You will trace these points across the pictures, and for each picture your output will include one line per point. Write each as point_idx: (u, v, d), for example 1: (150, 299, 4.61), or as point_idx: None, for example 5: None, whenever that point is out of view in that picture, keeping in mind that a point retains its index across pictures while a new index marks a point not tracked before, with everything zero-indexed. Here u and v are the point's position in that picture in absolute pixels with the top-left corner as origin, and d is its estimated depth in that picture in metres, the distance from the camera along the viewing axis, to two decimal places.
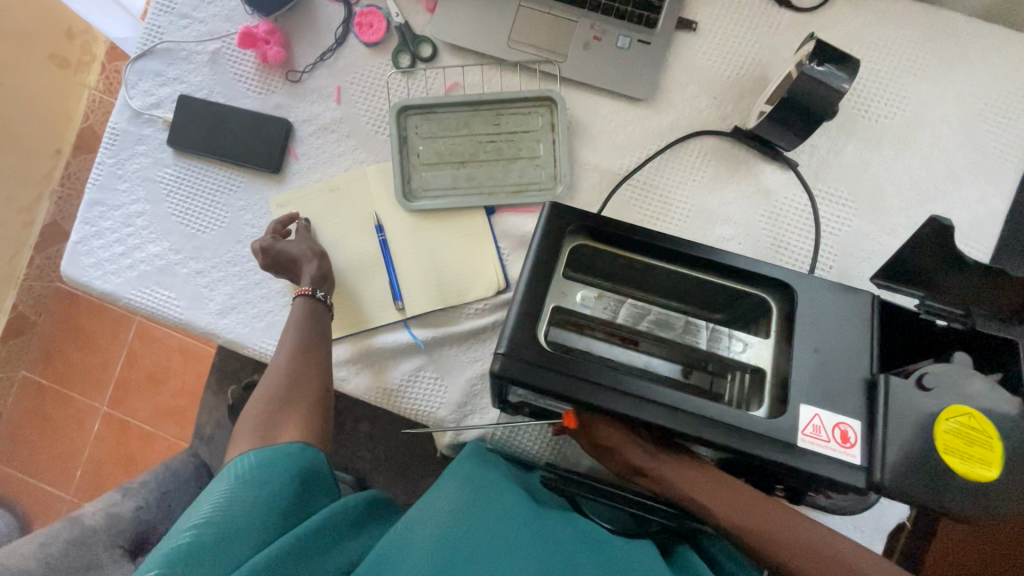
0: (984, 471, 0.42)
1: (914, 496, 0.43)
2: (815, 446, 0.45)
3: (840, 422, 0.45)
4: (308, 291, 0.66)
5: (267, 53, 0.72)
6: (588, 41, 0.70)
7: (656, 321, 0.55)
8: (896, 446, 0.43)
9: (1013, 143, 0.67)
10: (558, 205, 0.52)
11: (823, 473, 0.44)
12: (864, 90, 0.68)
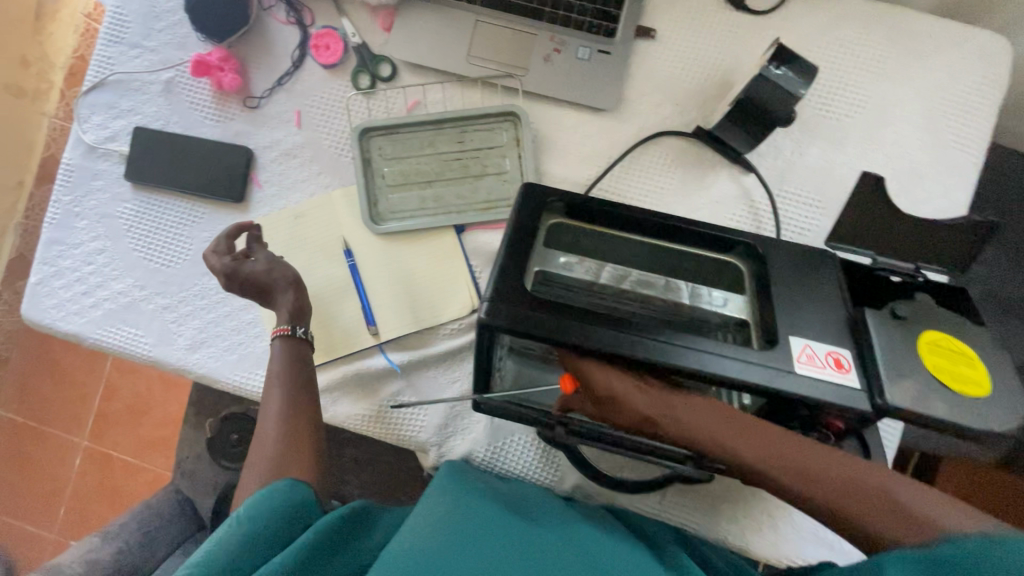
0: (973, 388, 0.42)
1: (921, 413, 0.42)
2: (813, 373, 0.44)
3: (832, 350, 0.45)
4: (288, 329, 0.63)
5: (222, 80, 0.71)
6: (548, 54, 0.69)
7: (639, 281, 0.52)
8: (889, 372, 0.43)
9: (972, 136, 0.68)
10: (531, 183, 0.54)
11: (827, 398, 0.43)
12: (825, 90, 0.69)
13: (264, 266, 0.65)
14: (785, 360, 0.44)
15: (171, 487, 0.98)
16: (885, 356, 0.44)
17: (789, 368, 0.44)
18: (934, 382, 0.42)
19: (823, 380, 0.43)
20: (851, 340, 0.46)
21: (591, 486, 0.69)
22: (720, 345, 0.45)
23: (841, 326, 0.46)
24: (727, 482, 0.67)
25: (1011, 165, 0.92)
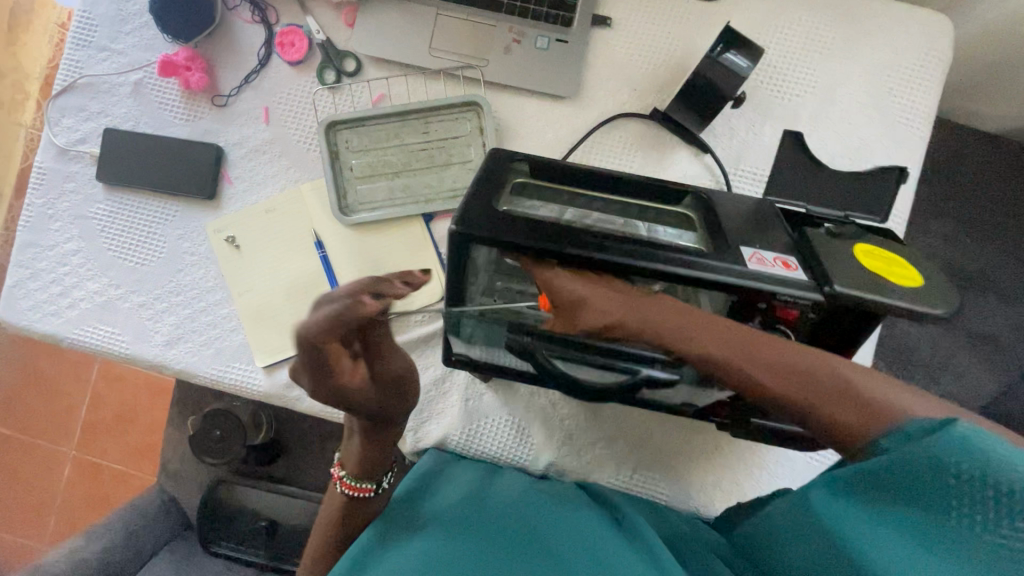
0: (911, 280, 0.44)
1: (870, 295, 0.43)
2: (763, 268, 0.45)
3: (779, 255, 0.47)
4: (372, 491, 0.61)
5: (189, 79, 0.72)
6: (508, 45, 0.71)
7: (598, 218, 0.54)
8: (833, 268, 0.45)
9: (919, 111, 0.70)
10: (498, 149, 0.60)
11: (782, 285, 0.44)
12: (776, 71, 0.71)
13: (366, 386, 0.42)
14: (738, 257, 0.46)
15: (157, 487, 0.98)
16: (831, 263, 0.45)
17: (741, 262, 0.46)
18: (876, 277, 0.44)
19: (775, 274, 0.45)
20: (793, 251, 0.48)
21: (565, 464, 0.71)
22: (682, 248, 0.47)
23: (789, 247, 0.48)
24: (692, 452, 0.70)
25: (967, 141, 0.94)
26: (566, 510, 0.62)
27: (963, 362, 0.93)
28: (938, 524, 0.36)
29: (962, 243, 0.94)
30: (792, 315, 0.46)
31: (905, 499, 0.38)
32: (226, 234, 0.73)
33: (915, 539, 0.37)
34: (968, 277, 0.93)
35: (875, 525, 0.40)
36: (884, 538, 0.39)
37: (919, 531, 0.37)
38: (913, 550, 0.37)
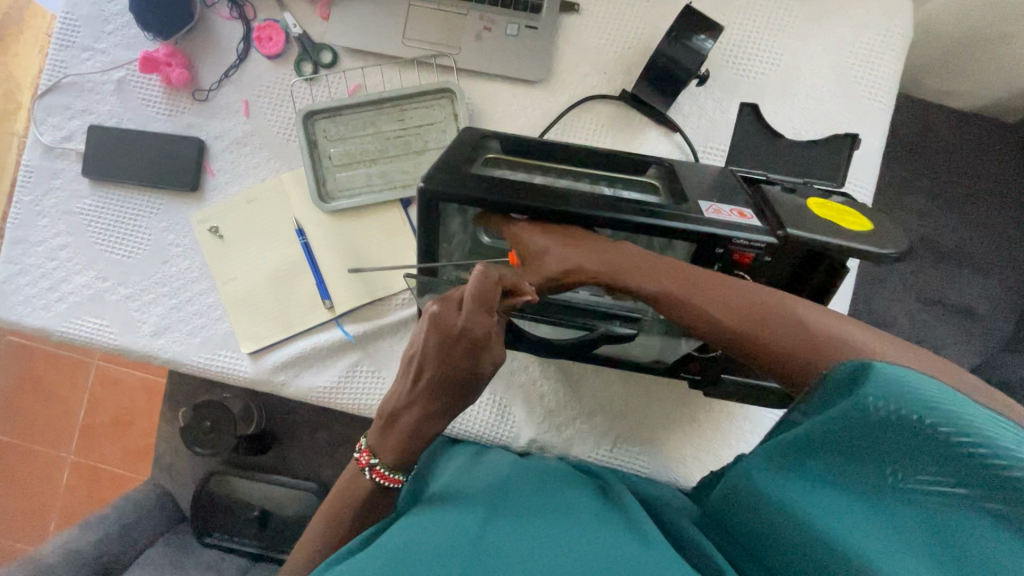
0: (859, 225, 0.47)
1: (820, 235, 0.45)
2: (719, 216, 0.47)
3: (735, 207, 0.49)
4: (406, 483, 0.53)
5: (170, 75, 0.74)
6: (479, 33, 0.73)
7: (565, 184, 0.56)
8: (786, 214, 0.47)
9: (882, 85, 0.72)
10: (471, 128, 0.63)
11: (736, 229, 0.46)
12: (741, 51, 0.73)
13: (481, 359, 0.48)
14: (695, 209, 0.48)
15: (152, 481, 0.99)
16: (783, 211, 0.48)
17: (697, 212, 0.48)
18: (826, 221, 0.46)
19: (729, 220, 0.47)
20: (753, 204, 0.51)
21: (547, 440, 0.72)
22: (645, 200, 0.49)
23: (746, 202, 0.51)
24: (670, 424, 0.71)
25: (938, 118, 0.96)
26: (546, 482, 0.58)
27: (941, 335, 0.95)
28: (863, 479, 0.36)
29: (936, 218, 0.95)
30: (747, 262, 0.48)
31: (834, 456, 0.38)
32: (209, 224, 0.74)
33: (846, 495, 0.37)
34: (943, 252, 0.95)
35: (807, 484, 0.40)
36: (816, 497, 0.39)
37: (847, 489, 0.37)
38: (845, 508, 0.37)
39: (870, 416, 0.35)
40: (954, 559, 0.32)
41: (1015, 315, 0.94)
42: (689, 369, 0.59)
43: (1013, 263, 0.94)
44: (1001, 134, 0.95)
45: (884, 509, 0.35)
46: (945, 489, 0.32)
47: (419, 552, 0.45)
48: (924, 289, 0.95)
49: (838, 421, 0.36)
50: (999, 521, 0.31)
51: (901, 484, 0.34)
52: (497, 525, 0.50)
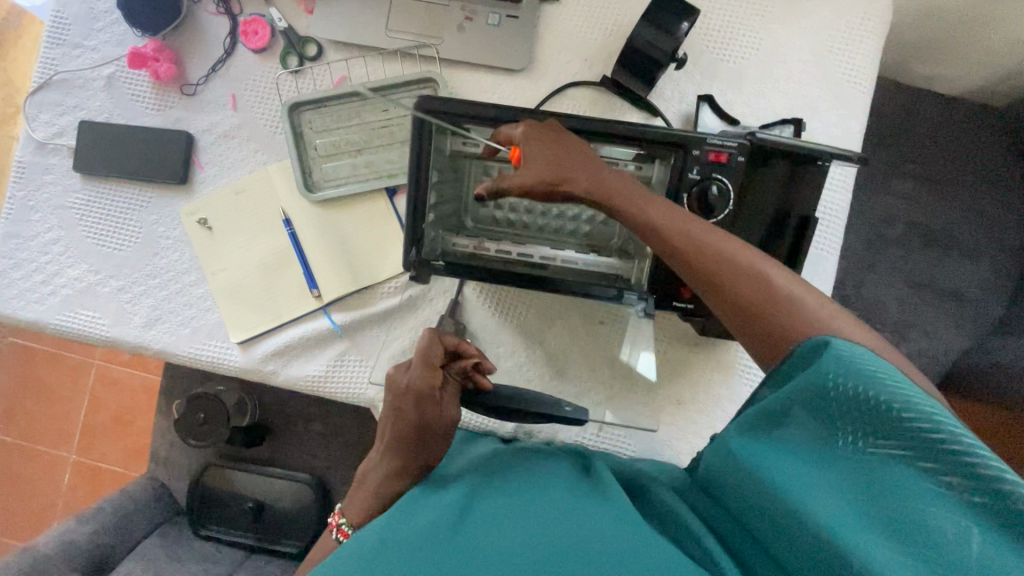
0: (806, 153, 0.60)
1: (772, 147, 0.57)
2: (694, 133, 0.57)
3: None
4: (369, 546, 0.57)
5: (158, 70, 0.75)
6: (461, 22, 0.74)
7: None
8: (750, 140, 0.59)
9: (861, 67, 0.73)
10: None
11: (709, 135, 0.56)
12: (720, 35, 0.74)
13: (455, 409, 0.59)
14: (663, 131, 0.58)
15: (148, 475, 1.01)
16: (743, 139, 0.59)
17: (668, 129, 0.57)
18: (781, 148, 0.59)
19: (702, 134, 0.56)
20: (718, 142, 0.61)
21: (533, 425, 0.73)
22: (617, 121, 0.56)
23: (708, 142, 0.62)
24: (655, 408, 0.72)
25: (925, 102, 0.96)
26: (528, 463, 0.59)
27: (930, 318, 0.95)
28: (823, 450, 0.38)
29: (924, 202, 0.95)
30: (723, 161, 0.54)
31: (800, 429, 0.40)
32: (198, 216, 0.76)
33: (807, 465, 0.39)
34: (931, 235, 0.95)
35: (772, 455, 0.41)
36: (778, 467, 0.40)
37: (808, 459, 0.39)
38: (805, 477, 0.38)
39: (834, 388, 0.37)
40: (902, 525, 0.34)
41: (1005, 297, 0.94)
42: (681, 297, 0.59)
43: (1002, 245, 0.94)
44: (988, 117, 0.95)
45: (841, 478, 0.37)
46: (896, 458, 0.35)
47: (406, 535, 0.46)
48: (913, 273, 0.95)
49: (806, 392, 0.39)
50: (942, 488, 0.33)
51: (857, 455, 0.36)
52: (479, 504, 0.51)
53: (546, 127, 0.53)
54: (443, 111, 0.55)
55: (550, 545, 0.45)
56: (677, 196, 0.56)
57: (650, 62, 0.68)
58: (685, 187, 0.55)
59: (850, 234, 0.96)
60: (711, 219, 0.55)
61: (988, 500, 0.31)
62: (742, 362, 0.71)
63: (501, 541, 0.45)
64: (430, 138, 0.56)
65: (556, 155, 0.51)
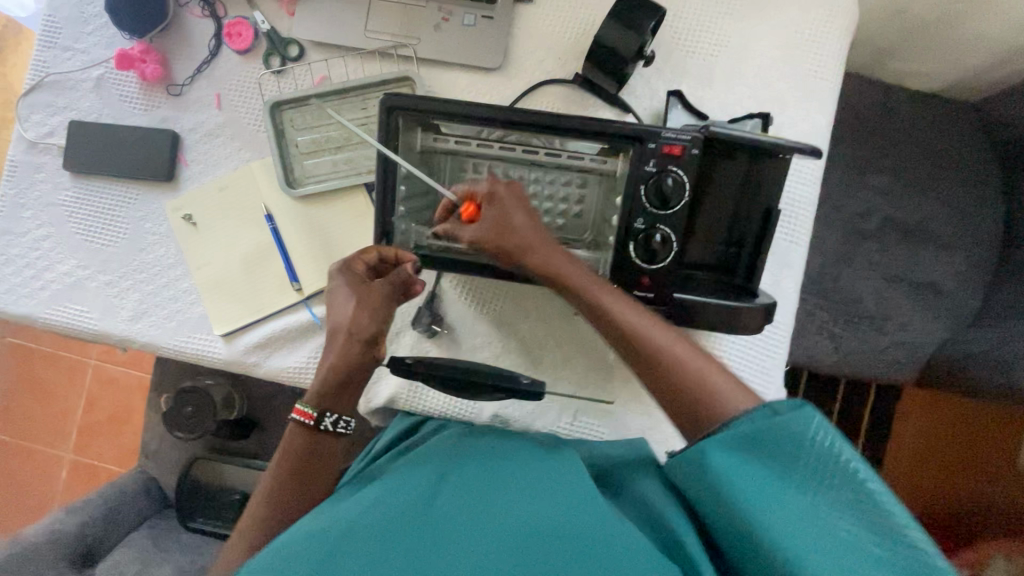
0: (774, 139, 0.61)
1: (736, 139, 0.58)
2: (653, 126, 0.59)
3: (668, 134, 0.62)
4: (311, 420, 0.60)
5: (145, 71, 0.78)
6: (438, 23, 0.76)
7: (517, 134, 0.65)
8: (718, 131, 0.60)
9: (828, 62, 0.74)
10: None
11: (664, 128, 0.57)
12: (689, 33, 0.76)
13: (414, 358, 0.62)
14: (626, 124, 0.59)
15: (138, 469, 1.02)
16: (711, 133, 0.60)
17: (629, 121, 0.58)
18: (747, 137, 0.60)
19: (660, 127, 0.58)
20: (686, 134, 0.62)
21: (509, 414, 0.75)
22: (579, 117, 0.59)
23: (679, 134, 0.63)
24: (629, 398, 0.73)
25: (899, 98, 0.98)
26: (502, 446, 0.61)
27: (907, 312, 0.96)
28: (787, 485, 0.46)
29: (900, 197, 0.97)
30: (678, 154, 0.57)
31: (773, 462, 0.47)
32: (183, 212, 0.78)
33: (770, 489, 0.46)
34: (907, 229, 0.96)
35: (746, 471, 0.47)
36: (749, 483, 0.47)
37: (776, 486, 0.46)
38: (767, 498, 0.46)
39: (814, 445, 0.46)
40: (833, 558, 0.43)
41: (980, 290, 0.95)
42: (641, 286, 0.60)
43: (977, 238, 0.95)
44: (961, 112, 0.97)
45: (796, 509, 0.45)
46: (845, 509, 0.44)
47: (380, 524, 0.49)
48: (890, 266, 0.96)
49: (793, 436, 0.47)
50: (869, 540, 0.43)
51: (814, 497, 0.45)
52: (450, 489, 0.53)
53: (515, 196, 0.59)
54: (408, 108, 0.58)
55: (523, 541, 0.48)
56: (634, 188, 0.58)
57: (616, 60, 0.70)
58: (642, 179, 0.58)
59: (827, 229, 0.98)
60: (666, 211, 0.58)
61: (897, 555, 0.42)
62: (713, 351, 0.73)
63: (467, 517, 0.50)
64: (396, 130, 0.59)
65: (503, 221, 0.58)
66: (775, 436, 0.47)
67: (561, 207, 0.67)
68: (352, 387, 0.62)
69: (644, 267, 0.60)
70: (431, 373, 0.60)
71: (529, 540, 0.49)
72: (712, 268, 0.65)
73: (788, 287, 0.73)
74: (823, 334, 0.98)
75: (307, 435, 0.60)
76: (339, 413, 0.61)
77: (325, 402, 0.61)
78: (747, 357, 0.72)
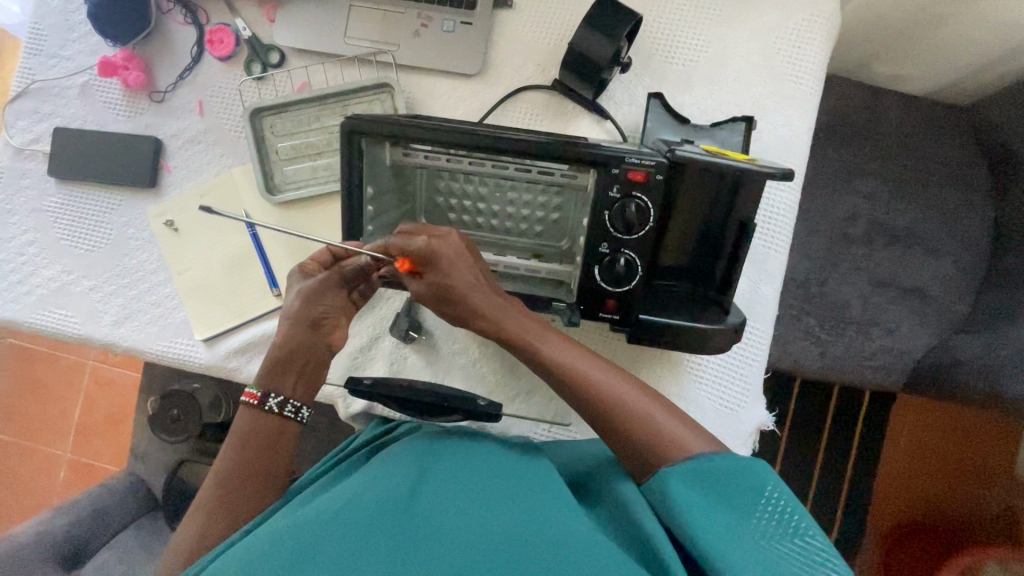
0: (743, 154, 0.61)
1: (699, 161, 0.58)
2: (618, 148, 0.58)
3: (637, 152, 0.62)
4: (257, 399, 0.62)
5: (127, 78, 0.78)
6: (417, 29, 0.76)
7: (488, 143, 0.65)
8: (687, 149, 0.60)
9: (810, 66, 0.73)
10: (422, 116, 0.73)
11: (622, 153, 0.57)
12: (668, 38, 0.75)
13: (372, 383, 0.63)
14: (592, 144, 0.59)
15: (128, 470, 1.03)
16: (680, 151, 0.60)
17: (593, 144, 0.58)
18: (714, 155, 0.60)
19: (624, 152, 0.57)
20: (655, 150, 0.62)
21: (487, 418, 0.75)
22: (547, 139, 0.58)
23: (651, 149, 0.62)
24: None
25: (888, 101, 0.97)
26: (484, 448, 0.61)
27: (895, 317, 0.95)
28: (742, 524, 0.47)
29: (888, 201, 0.96)
30: (642, 179, 0.57)
31: (727, 502, 0.49)
32: (165, 217, 0.79)
33: (727, 526, 0.47)
34: (895, 234, 0.96)
35: (711, 507, 0.48)
36: (707, 517, 0.47)
37: (731, 524, 0.47)
38: (724, 533, 0.46)
39: (765, 494, 0.48)
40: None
41: (968, 295, 0.94)
42: (607, 308, 0.63)
43: (965, 243, 0.94)
44: (951, 116, 0.96)
45: (751, 550, 0.45)
46: (793, 559, 0.45)
47: (356, 517, 0.49)
48: (877, 271, 0.96)
49: (744, 479, 0.49)
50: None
51: (766, 542, 0.46)
52: (430, 486, 0.53)
53: (459, 254, 0.60)
54: (369, 131, 0.58)
55: (498, 539, 0.47)
56: (599, 213, 0.59)
57: (592, 66, 0.70)
58: (607, 204, 0.58)
59: (814, 233, 0.97)
60: (630, 236, 0.59)
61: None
62: (690, 358, 0.72)
63: (445, 512, 0.50)
64: (359, 154, 0.60)
65: (446, 278, 0.59)
66: (729, 476, 0.50)
67: (538, 215, 0.68)
68: (294, 371, 0.65)
69: (610, 290, 0.62)
70: (393, 399, 0.61)
71: (502, 540, 0.47)
72: (684, 275, 0.68)
73: (767, 294, 0.73)
74: (809, 339, 0.97)
75: (259, 420, 0.62)
76: (285, 397, 0.63)
77: (272, 385, 0.64)
78: (724, 364, 0.72)
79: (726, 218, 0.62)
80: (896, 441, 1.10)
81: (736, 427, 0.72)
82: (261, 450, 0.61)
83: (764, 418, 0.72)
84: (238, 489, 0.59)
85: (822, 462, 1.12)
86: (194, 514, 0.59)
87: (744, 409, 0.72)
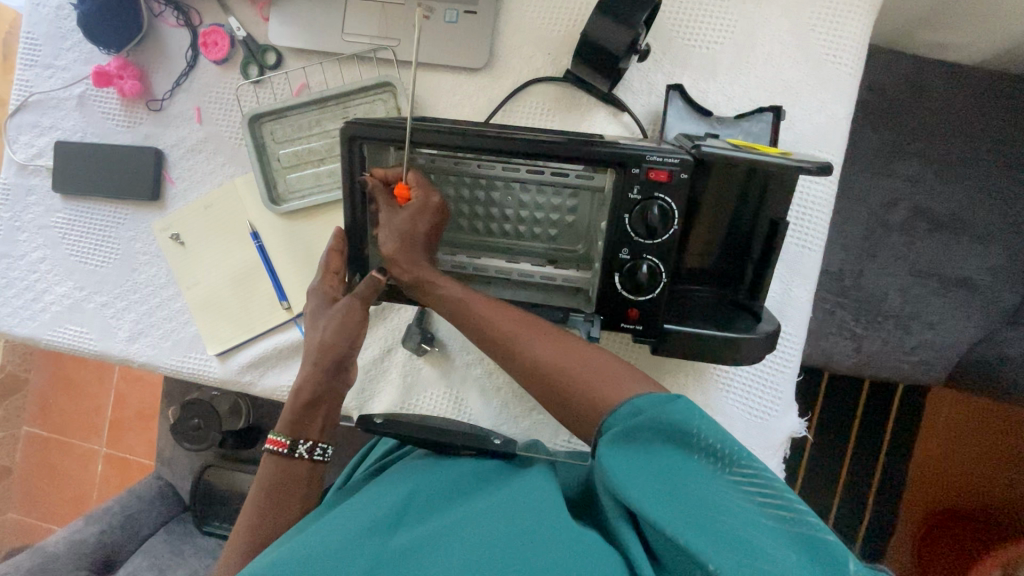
0: (778, 148, 0.55)
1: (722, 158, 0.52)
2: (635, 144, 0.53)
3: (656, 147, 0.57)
4: (286, 446, 0.61)
5: (123, 87, 0.76)
6: (418, 21, 0.71)
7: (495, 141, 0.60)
8: (712, 141, 0.55)
9: (848, 45, 0.66)
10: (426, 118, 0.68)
11: (640, 150, 0.52)
12: (690, 19, 0.69)
13: (383, 422, 0.62)
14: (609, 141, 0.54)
15: (155, 474, 1.05)
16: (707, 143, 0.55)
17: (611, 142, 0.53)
18: (744, 147, 0.54)
19: (643, 147, 0.53)
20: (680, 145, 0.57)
21: (502, 430, 0.73)
22: (556, 138, 0.53)
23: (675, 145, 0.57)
24: None
25: (934, 74, 0.88)
26: (494, 465, 0.58)
27: (938, 309, 0.89)
28: (685, 472, 0.43)
29: (931, 184, 0.89)
30: (666, 179, 0.52)
31: (662, 452, 0.43)
32: (171, 231, 0.77)
33: (668, 479, 0.42)
34: (937, 220, 0.89)
35: (645, 468, 0.42)
36: (644, 478, 0.42)
37: (674, 485, 0.42)
38: (666, 494, 0.41)
39: (695, 432, 0.43)
40: (739, 543, 0.39)
41: (1020, 284, 0.87)
42: (629, 318, 0.58)
43: (1016, 228, 0.88)
44: (1005, 88, 0.87)
45: (698, 498, 0.41)
46: (737, 505, 0.41)
47: (356, 526, 0.48)
48: (918, 261, 0.89)
49: (670, 424, 0.43)
50: (768, 519, 0.41)
51: (709, 481, 0.42)
52: (418, 511, 0.50)
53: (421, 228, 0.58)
54: (368, 137, 0.55)
55: (496, 545, 0.44)
56: (618, 217, 0.54)
57: (607, 56, 0.64)
58: (626, 207, 0.54)
59: (849, 222, 0.91)
60: (652, 241, 0.55)
61: (796, 529, 0.41)
62: (717, 367, 0.69)
63: (441, 519, 0.48)
64: (360, 160, 0.56)
65: (414, 233, 0.58)
66: (655, 423, 0.44)
67: (552, 218, 0.62)
68: (321, 414, 0.64)
69: (632, 299, 0.57)
70: (429, 441, 0.60)
71: (497, 541, 0.44)
72: (709, 279, 0.63)
73: (801, 298, 0.68)
74: (843, 335, 0.91)
75: (284, 464, 0.62)
76: (314, 441, 0.63)
77: (297, 430, 0.63)
78: (752, 372, 0.68)
79: (756, 217, 0.58)
80: (931, 428, 1.06)
81: (765, 437, 0.68)
82: (286, 492, 0.61)
83: (796, 425, 0.69)
84: (259, 521, 0.59)
85: (852, 457, 1.09)
86: (224, 548, 0.59)
87: (775, 417, 0.68)
